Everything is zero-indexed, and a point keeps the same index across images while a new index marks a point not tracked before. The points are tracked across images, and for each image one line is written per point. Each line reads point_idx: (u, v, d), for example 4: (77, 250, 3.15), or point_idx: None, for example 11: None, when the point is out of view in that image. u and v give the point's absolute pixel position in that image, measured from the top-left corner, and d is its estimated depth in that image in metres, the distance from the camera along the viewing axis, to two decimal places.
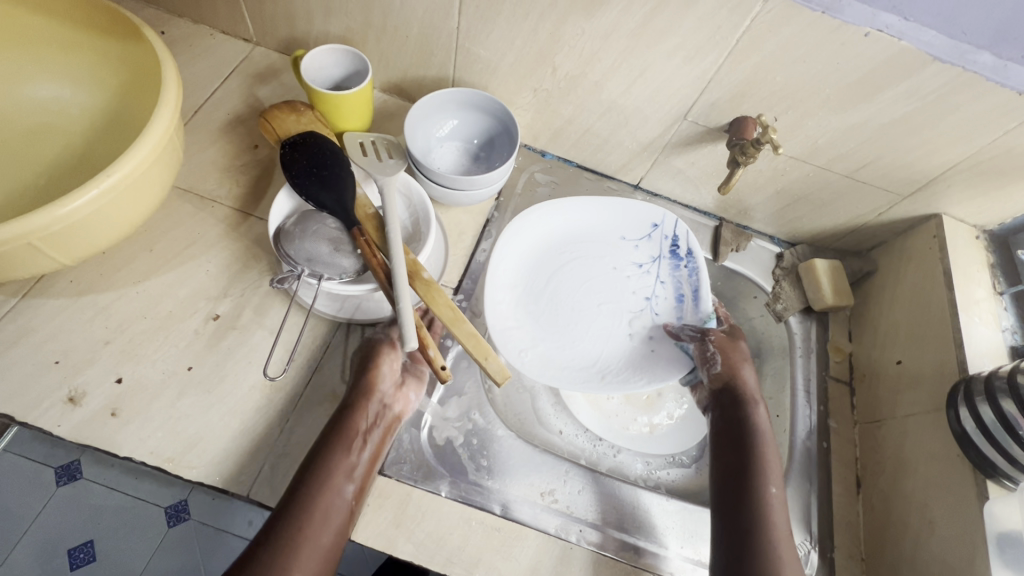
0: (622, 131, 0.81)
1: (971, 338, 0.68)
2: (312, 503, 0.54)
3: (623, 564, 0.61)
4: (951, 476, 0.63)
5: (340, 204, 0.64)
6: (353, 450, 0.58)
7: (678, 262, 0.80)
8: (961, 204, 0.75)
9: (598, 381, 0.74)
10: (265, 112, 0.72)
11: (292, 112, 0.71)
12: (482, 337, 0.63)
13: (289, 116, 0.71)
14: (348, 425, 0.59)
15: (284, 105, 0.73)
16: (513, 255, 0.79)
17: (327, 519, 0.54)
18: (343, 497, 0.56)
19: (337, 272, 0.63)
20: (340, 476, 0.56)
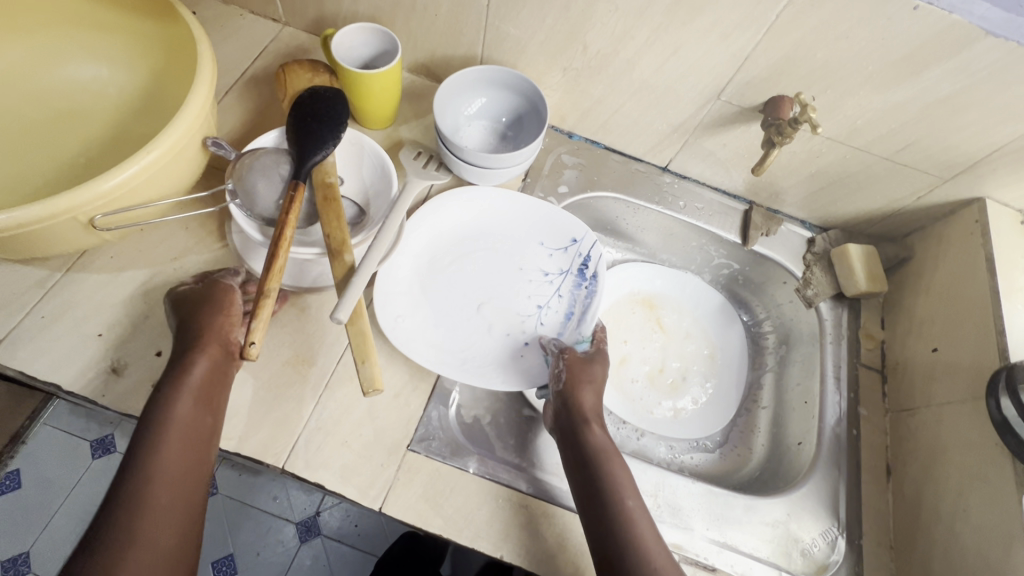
0: (653, 111, 0.79)
1: (1013, 326, 0.66)
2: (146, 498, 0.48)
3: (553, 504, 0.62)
4: (988, 466, 0.61)
5: (302, 157, 0.64)
6: (185, 427, 0.52)
7: (582, 281, 0.74)
8: (1007, 188, 0.72)
9: (454, 363, 0.66)
10: (283, 64, 0.74)
11: (309, 71, 0.73)
12: (372, 338, 0.57)
13: (305, 74, 0.73)
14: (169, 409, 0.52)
15: (307, 62, 0.74)
16: (430, 234, 0.75)
17: (166, 511, 0.49)
18: (182, 484, 0.51)
19: (249, 204, 0.62)
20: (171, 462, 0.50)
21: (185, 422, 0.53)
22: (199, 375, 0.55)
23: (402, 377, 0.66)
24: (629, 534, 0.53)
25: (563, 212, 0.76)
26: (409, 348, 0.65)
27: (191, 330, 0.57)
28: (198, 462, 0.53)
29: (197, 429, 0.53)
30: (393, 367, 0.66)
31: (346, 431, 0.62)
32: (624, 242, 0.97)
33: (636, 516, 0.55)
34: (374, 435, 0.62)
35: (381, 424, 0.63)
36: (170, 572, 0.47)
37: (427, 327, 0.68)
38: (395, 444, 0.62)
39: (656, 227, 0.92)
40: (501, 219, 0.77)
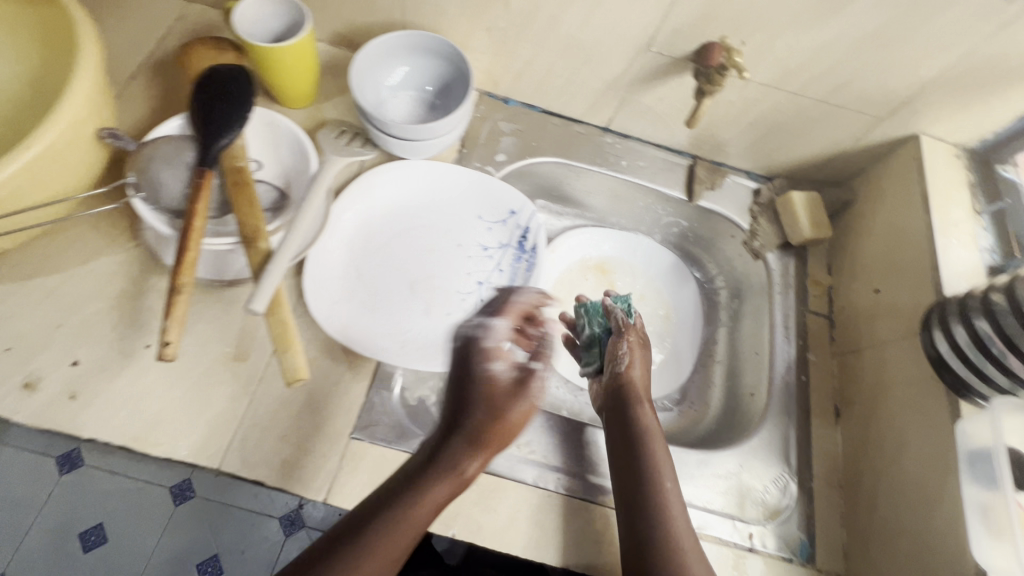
0: (585, 68, 0.76)
1: (948, 261, 0.66)
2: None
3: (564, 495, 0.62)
4: (925, 397, 0.61)
5: (207, 142, 0.60)
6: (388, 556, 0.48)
7: (522, 254, 0.72)
8: (940, 122, 0.71)
9: (396, 348, 0.64)
10: (185, 42, 0.69)
11: (213, 49, 0.68)
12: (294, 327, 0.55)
13: (209, 52, 0.68)
14: (401, 537, 0.49)
15: (212, 39, 0.69)
16: (361, 214, 0.72)
17: None
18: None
19: (154, 198, 0.58)
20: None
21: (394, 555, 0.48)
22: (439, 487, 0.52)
23: (341, 365, 0.63)
24: (660, 518, 0.56)
25: (501, 183, 0.74)
26: (349, 337, 0.63)
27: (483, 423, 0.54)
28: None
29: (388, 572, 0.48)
30: (330, 355, 0.63)
31: (284, 426, 0.60)
32: (572, 209, 0.94)
33: (671, 502, 0.58)
34: (314, 426, 0.60)
35: (321, 414, 0.61)
36: None
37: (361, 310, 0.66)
38: (336, 433, 0.60)
39: (602, 191, 0.90)
40: (440, 194, 0.75)
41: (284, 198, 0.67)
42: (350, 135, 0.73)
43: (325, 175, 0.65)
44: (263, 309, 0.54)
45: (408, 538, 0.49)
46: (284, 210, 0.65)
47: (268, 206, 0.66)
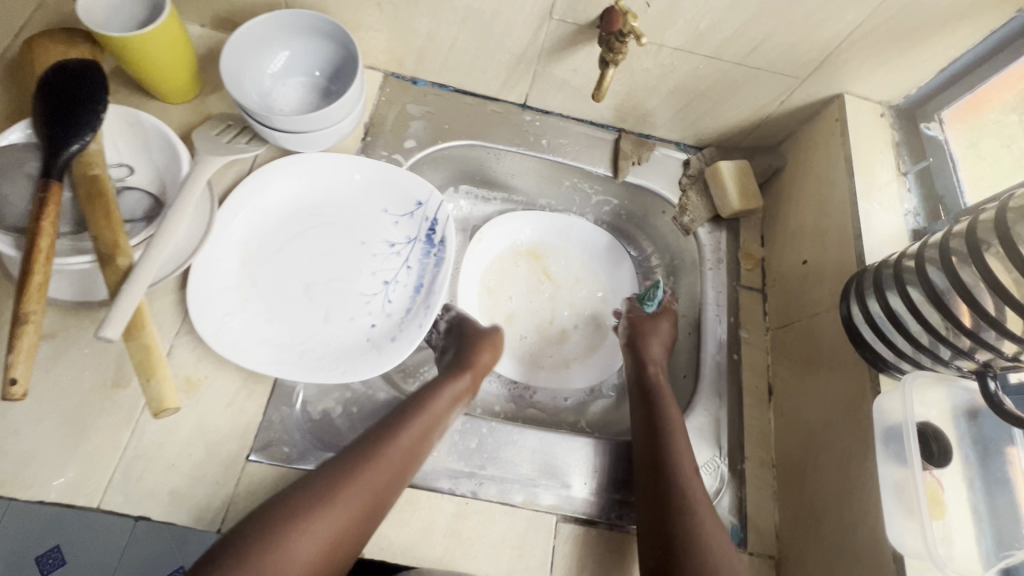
0: (489, 42, 0.70)
1: (871, 227, 0.63)
2: (312, 519, 0.49)
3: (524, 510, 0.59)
4: (849, 373, 0.59)
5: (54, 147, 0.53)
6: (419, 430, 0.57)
7: (431, 248, 0.67)
8: (863, 79, 0.68)
9: (292, 360, 0.60)
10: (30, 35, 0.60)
11: (63, 44, 0.60)
12: (161, 352, 0.49)
13: (57, 47, 0.60)
14: (421, 426, 0.57)
15: (62, 32, 0.61)
16: (254, 215, 0.66)
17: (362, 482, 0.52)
18: (356, 516, 0.51)
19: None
20: (353, 491, 0.51)
21: (417, 440, 0.56)
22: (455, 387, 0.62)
23: (235, 383, 0.59)
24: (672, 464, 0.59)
25: (403, 171, 0.68)
26: (237, 352, 0.58)
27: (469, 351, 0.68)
28: (392, 497, 0.54)
29: (412, 460, 0.56)
30: (222, 374, 0.59)
31: (172, 453, 0.55)
32: (500, 193, 0.89)
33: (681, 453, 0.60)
34: (206, 452, 0.56)
35: (213, 438, 0.57)
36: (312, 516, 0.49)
37: (254, 323, 0.61)
38: (231, 456, 0.57)
39: (525, 173, 0.85)
40: (341, 188, 0.69)
41: (160, 205, 0.61)
42: (234, 132, 0.65)
43: (198, 177, 0.59)
44: (120, 336, 0.48)
45: (427, 425, 0.58)
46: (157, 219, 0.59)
47: (140, 215, 0.60)
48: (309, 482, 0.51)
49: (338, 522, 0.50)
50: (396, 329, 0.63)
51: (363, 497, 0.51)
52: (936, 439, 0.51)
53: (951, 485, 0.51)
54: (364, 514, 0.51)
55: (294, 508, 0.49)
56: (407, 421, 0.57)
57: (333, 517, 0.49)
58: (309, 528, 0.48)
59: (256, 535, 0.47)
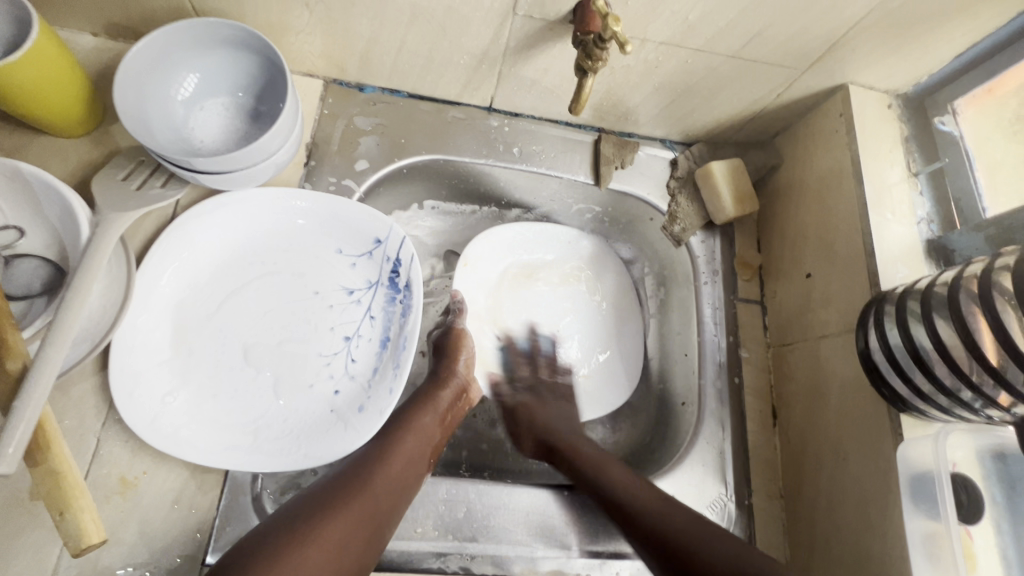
0: (444, 44, 0.59)
1: (884, 241, 0.57)
2: (319, 527, 0.44)
3: None
4: (864, 409, 0.54)
5: None
6: (418, 440, 0.54)
7: (395, 293, 0.60)
8: (871, 68, 0.60)
9: (246, 444, 0.52)
10: None
11: None
12: (76, 473, 0.41)
13: None
14: (418, 430, 0.55)
15: None
16: (184, 269, 0.55)
17: (370, 496, 0.48)
18: (365, 523, 0.46)
19: None
20: (358, 504, 0.47)
21: (414, 450, 0.53)
22: (446, 399, 0.59)
23: (181, 476, 0.51)
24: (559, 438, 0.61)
25: (356, 206, 0.59)
26: (178, 444, 0.50)
27: (451, 356, 0.63)
28: (396, 511, 0.49)
29: (411, 471, 0.52)
30: (165, 468, 0.51)
31: (112, 569, 0.48)
32: (472, 206, 0.75)
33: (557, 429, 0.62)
34: (153, 562, 0.49)
35: (162, 543, 0.49)
36: (321, 532, 0.43)
37: (198, 403, 0.53)
38: (184, 562, 0.50)
39: (497, 187, 0.74)
40: (285, 227, 0.60)
41: (63, 274, 0.50)
42: (145, 174, 0.54)
43: (106, 235, 0.49)
44: (19, 466, 0.39)
45: (426, 434, 0.55)
46: (59, 293, 0.49)
47: (38, 289, 0.49)
48: (306, 500, 0.46)
49: (345, 530, 0.45)
50: (362, 395, 0.57)
51: (368, 508, 0.47)
52: (965, 486, 0.48)
53: (981, 535, 0.47)
54: (370, 530, 0.46)
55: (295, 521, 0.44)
56: (399, 434, 0.53)
57: (341, 527, 0.45)
58: (316, 537, 0.43)
59: (257, 552, 0.41)
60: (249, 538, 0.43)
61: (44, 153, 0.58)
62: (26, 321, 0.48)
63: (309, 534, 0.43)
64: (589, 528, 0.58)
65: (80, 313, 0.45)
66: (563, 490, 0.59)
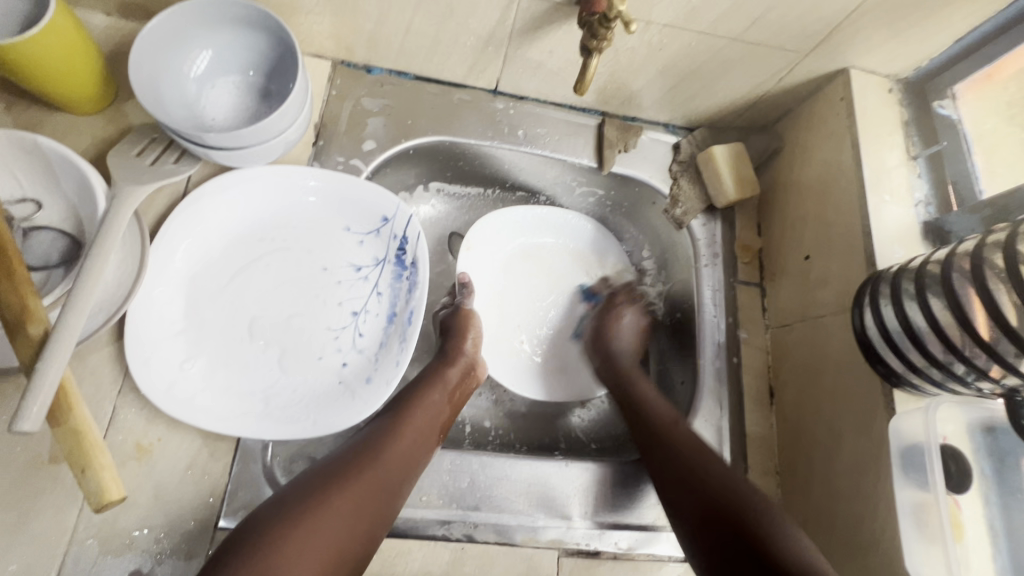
0: (450, 26, 0.60)
1: (882, 222, 0.58)
2: (330, 497, 0.46)
3: (524, 549, 0.56)
4: (859, 386, 0.55)
5: None
6: (428, 414, 0.56)
7: (402, 271, 0.62)
8: (872, 52, 0.61)
9: (257, 412, 0.54)
10: None
11: None
12: (99, 433, 0.43)
13: None
14: (427, 405, 0.56)
15: None
16: (197, 246, 0.57)
17: (383, 466, 0.50)
18: (377, 490, 0.48)
19: None
20: (371, 474, 0.49)
21: (423, 423, 0.55)
22: (455, 376, 0.60)
23: (194, 443, 0.53)
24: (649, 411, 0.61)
25: (364, 184, 0.60)
26: (192, 411, 0.51)
27: (457, 334, 0.64)
28: (409, 480, 0.51)
29: (421, 443, 0.54)
30: (178, 435, 0.53)
31: (129, 531, 0.50)
32: (476, 187, 0.77)
33: (660, 423, 0.59)
34: (168, 524, 0.51)
35: (175, 508, 0.51)
36: (336, 500, 0.46)
37: (210, 373, 0.54)
38: (197, 526, 0.51)
39: (501, 169, 0.76)
40: (294, 205, 0.61)
41: (80, 246, 0.52)
42: (158, 150, 0.55)
43: (122, 208, 0.50)
44: (42, 425, 0.41)
45: (435, 409, 0.57)
46: (77, 264, 0.50)
47: (55, 260, 0.51)
48: (320, 470, 0.48)
49: (359, 497, 0.47)
50: (369, 368, 0.58)
51: (381, 478, 0.49)
52: (955, 459, 0.49)
53: (969, 506, 0.48)
54: (383, 497, 0.49)
55: (309, 490, 0.46)
56: (409, 409, 0.55)
57: (354, 494, 0.47)
58: (331, 503, 0.45)
59: (277, 515, 0.44)
60: (265, 505, 0.45)
61: (58, 131, 0.59)
62: (46, 290, 0.49)
63: (325, 501, 0.45)
64: (589, 500, 0.60)
65: (98, 283, 0.46)
66: (564, 462, 0.61)
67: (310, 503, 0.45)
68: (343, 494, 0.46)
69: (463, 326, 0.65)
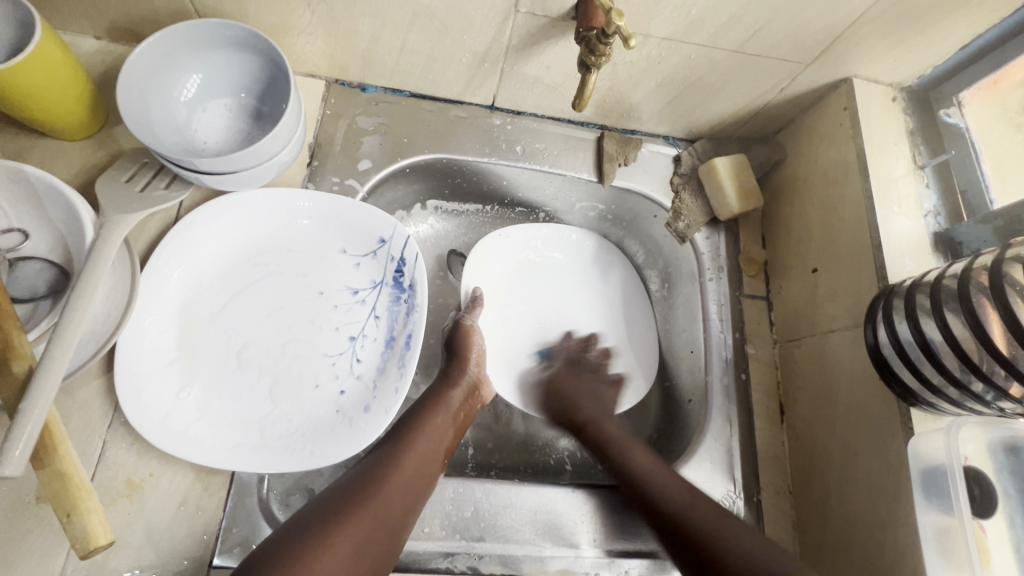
0: (445, 43, 0.59)
1: (890, 234, 0.57)
2: (329, 535, 0.43)
3: None
4: (874, 405, 0.53)
5: None
6: (430, 442, 0.54)
7: (400, 293, 0.60)
8: (875, 61, 0.60)
9: (252, 441, 0.52)
10: None
11: None
12: (85, 474, 0.41)
13: None
14: (430, 433, 0.54)
15: None
16: (191, 272, 0.55)
17: (383, 500, 0.48)
18: (379, 526, 0.46)
19: None
20: (371, 508, 0.47)
21: (424, 453, 0.53)
22: (457, 400, 0.59)
23: (187, 477, 0.51)
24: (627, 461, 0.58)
25: (360, 205, 0.59)
26: (185, 444, 0.49)
27: (459, 356, 0.62)
28: (410, 514, 0.49)
29: (423, 473, 0.52)
30: (171, 470, 0.51)
31: (119, 573, 0.48)
32: (476, 204, 0.76)
33: (639, 461, 0.58)
34: (160, 565, 0.49)
35: (166, 548, 0.49)
36: (334, 538, 0.44)
37: (204, 403, 0.52)
38: (191, 566, 0.49)
39: (497, 186, 0.74)
40: (289, 228, 0.59)
41: (67, 276, 0.50)
42: (149, 175, 0.54)
43: (110, 237, 0.49)
44: (26, 469, 0.39)
45: (437, 437, 0.55)
46: (64, 294, 0.49)
47: (43, 291, 0.49)
48: (320, 505, 0.46)
49: (359, 534, 0.45)
50: (368, 395, 0.56)
51: (382, 512, 0.47)
52: (977, 480, 0.47)
53: (994, 529, 0.46)
54: (384, 534, 0.46)
55: (307, 529, 0.44)
56: (411, 437, 0.53)
57: (355, 531, 0.45)
58: (331, 542, 0.43)
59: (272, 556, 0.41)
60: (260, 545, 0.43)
61: (47, 158, 0.58)
62: (31, 325, 0.47)
63: (324, 541, 0.43)
64: (596, 527, 0.58)
65: (85, 315, 0.45)
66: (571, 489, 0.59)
67: (309, 543, 0.43)
68: (341, 533, 0.44)
69: (464, 347, 0.63)
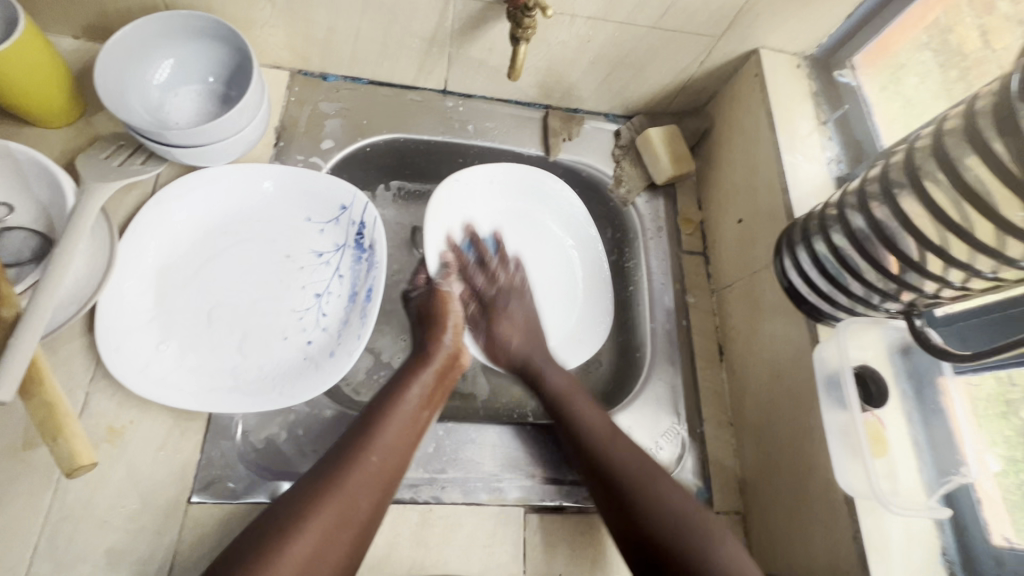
0: (395, 30, 0.66)
1: (797, 179, 0.64)
2: (284, 547, 0.45)
3: (490, 507, 0.59)
4: (789, 327, 0.60)
5: None
6: (394, 433, 0.55)
7: (361, 254, 0.65)
8: (776, 32, 0.68)
9: (227, 386, 0.57)
10: None
11: None
12: (69, 404, 0.45)
13: None
14: (395, 424, 0.55)
15: None
16: (166, 242, 0.60)
17: (342, 504, 0.49)
18: (338, 528, 0.48)
19: None
20: (328, 509, 0.48)
21: (389, 444, 0.54)
22: (423, 382, 0.60)
23: (166, 423, 0.55)
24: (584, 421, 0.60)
25: (321, 176, 0.64)
26: (164, 388, 0.54)
27: (436, 326, 0.66)
28: (375, 506, 0.51)
29: (387, 465, 0.53)
30: (149, 418, 0.55)
31: (102, 510, 0.51)
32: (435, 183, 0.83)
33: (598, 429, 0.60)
34: (141, 502, 0.52)
35: (147, 487, 0.53)
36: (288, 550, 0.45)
37: (180, 355, 0.57)
38: (171, 503, 0.53)
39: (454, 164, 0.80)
40: (256, 202, 0.65)
41: (50, 243, 0.55)
42: (125, 153, 0.59)
43: (90, 203, 0.54)
44: (15, 396, 0.43)
45: (401, 427, 0.56)
46: (47, 257, 0.53)
47: (27, 256, 0.54)
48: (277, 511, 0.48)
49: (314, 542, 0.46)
50: (333, 343, 0.61)
51: (341, 513, 0.49)
52: (873, 380, 0.53)
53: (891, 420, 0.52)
54: (343, 534, 0.48)
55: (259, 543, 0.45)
56: (375, 426, 0.55)
57: (310, 537, 0.46)
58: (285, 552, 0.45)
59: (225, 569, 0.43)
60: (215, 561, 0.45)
61: (30, 144, 0.63)
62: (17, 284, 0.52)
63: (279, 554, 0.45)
64: (553, 461, 0.63)
65: (66, 270, 0.49)
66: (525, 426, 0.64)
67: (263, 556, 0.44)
68: (295, 542, 0.46)
69: (439, 314, 0.67)
